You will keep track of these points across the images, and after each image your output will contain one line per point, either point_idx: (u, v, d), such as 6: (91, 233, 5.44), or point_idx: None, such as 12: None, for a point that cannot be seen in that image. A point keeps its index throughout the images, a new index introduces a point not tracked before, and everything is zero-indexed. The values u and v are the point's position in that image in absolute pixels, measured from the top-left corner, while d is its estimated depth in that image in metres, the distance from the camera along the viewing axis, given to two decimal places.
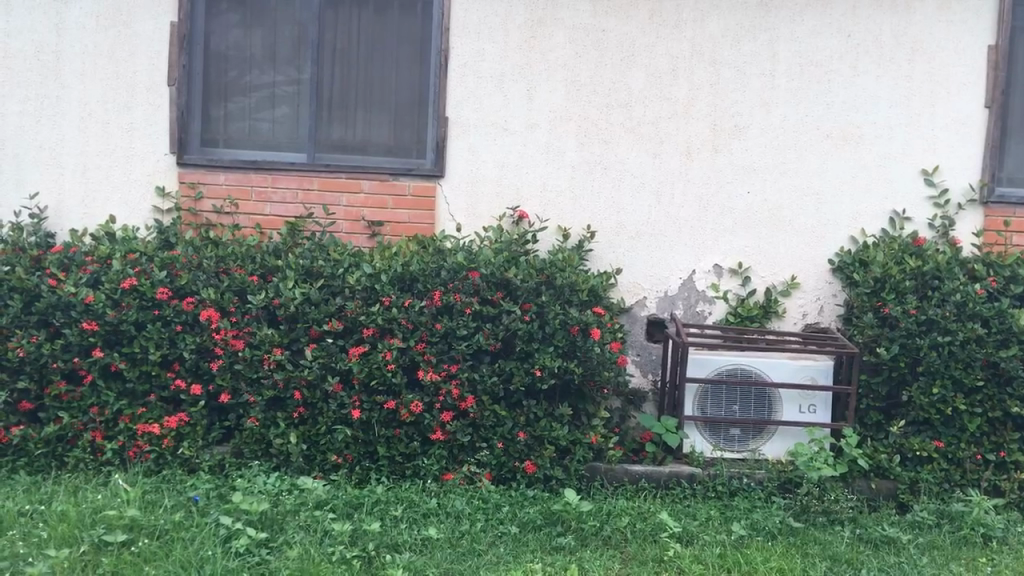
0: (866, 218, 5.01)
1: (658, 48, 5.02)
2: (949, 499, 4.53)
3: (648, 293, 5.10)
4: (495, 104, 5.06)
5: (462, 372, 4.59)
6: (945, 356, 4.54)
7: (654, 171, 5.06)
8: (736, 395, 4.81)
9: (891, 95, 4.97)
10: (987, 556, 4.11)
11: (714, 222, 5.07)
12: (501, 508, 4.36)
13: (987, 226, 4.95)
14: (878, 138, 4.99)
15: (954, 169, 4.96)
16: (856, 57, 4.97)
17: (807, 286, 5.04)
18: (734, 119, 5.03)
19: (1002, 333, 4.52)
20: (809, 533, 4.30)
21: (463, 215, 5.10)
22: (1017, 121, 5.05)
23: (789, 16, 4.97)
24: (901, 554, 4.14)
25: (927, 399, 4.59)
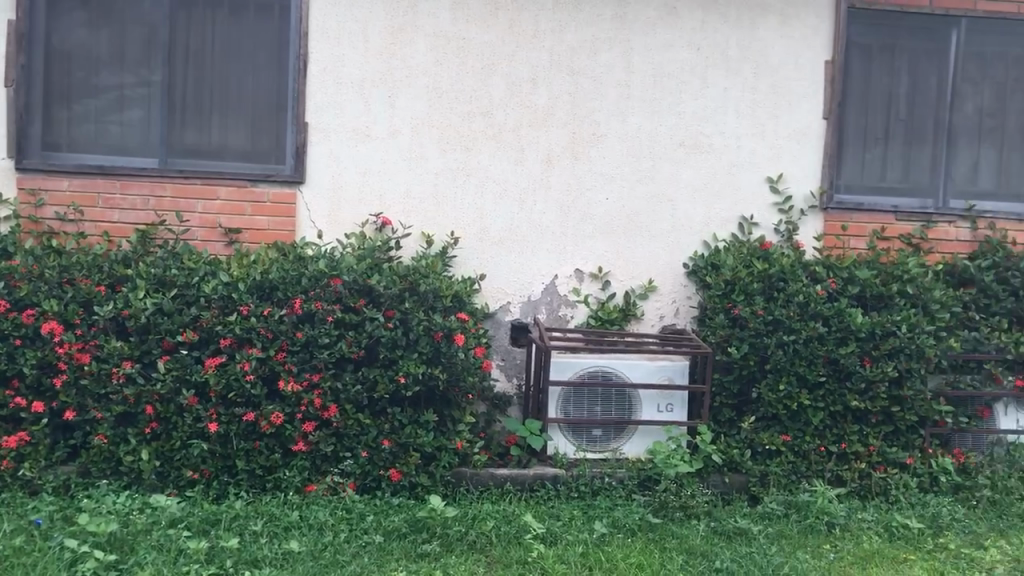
0: (717, 224, 5.22)
1: (518, 57, 5.10)
2: (796, 490, 4.77)
3: (512, 297, 5.16)
4: (356, 110, 5.02)
5: (324, 381, 4.52)
6: (790, 354, 4.80)
7: (515, 178, 5.13)
8: (598, 396, 4.93)
9: (738, 106, 5.20)
10: (830, 543, 4.38)
11: (574, 228, 5.18)
12: (365, 518, 4.31)
13: (827, 230, 5.22)
14: (727, 148, 5.21)
15: (797, 176, 5.23)
16: (705, 69, 5.18)
17: (663, 289, 5.21)
18: (592, 127, 5.16)
19: (841, 332, 4.80)
20: (667, 528, 4.45)
21: (325, 221, 5.02)
22: (853, 131, 5.29)
23: (642, 28, 5.14)
24: (751, 544, 4.33)
25: (774, 394, 4.83)
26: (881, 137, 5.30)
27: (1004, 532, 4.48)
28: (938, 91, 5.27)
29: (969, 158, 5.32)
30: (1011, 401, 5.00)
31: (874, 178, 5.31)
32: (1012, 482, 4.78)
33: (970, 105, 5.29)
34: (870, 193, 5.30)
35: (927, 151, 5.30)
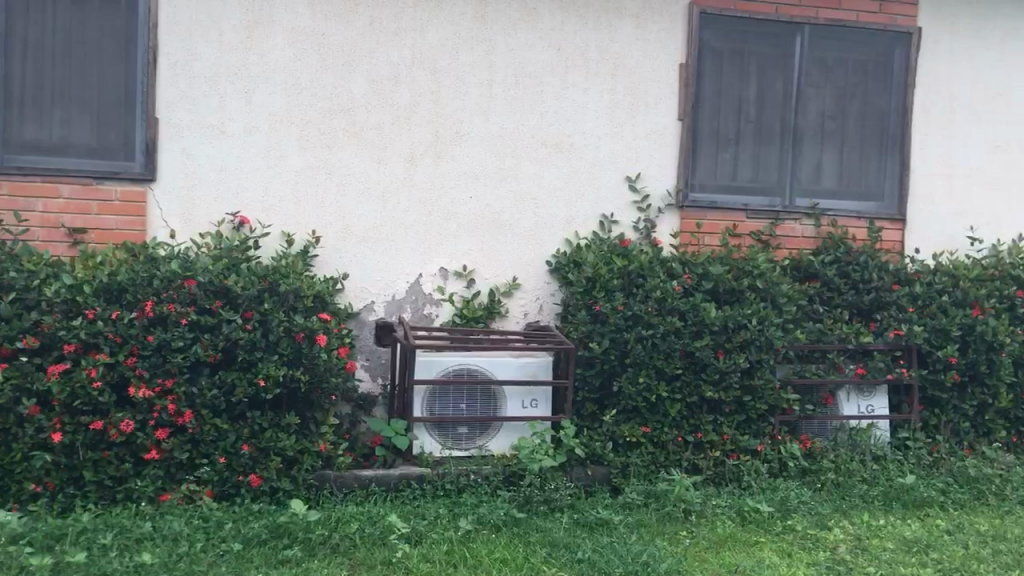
0: (578, 222, 5.33)
1: (380, 54, 5.06)
2: (656, 479, 4.92)
3: (375, 297, 5.11)
4: (210, 106, 4.87)
5: (178, 387, 4.36)
6: (648, 348, 4.94)
7: (377, 177, 5.09)
8: (463, 393, 4.95)
9: (598, 107, 5.32)
10: (686, 530, 4.54)
11: (438, 227, 5.18)
12: (223, 526, 4.19)
13: (682, 228, 5.40)
14: (587, 147, 5.32)
15: (654, 175, 5.39)
16: (566, 70, 5.27)
17: (527, 286, 5.28)
18: (454, 126, 5.17)
19: (697, 325, 4.99)
20: (531, 522, 4.50)
21: (178, 220, 4.86)
22: (707, 133, 5.47)
23: (503, 28, 5.19)
24: (612, 533, 4.44)
25: (634, 387, 4.96)
26: (732, 138, 5.49)
27: (847, 512, 4.74)
28: (784, 95, 5.50)
29: (813, 158, 5.56)
30: (852, 388, 5.28)
31: (726, 178, 5.50)
32: (854, 465, 5.02)
33: (814, 109, 5.53)
34: (723, 192, 5.49)
35: (775, 152, 5.52)
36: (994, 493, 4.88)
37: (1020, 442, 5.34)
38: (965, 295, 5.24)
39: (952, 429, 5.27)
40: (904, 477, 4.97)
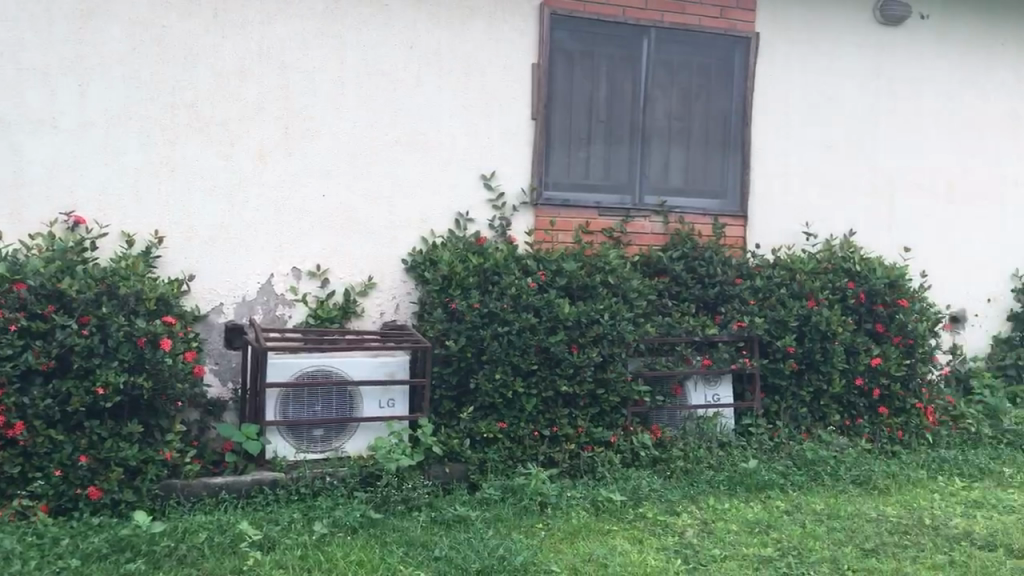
0: (434, 219, 5.32)
1: (225, 49, 4.91)
2: (513, 474, 4.97)
3: (224, 299, 4.96)
4: (40, 99, 4.62)
5: (6, 398, 4.13)
6: (504, 345, 4.99)
7: (224, 174, 4.94)
8: (318, 395, 4.87)
9: (451, 105, 5.33)
10: (542, 522, 4.61)
11: (290, 225, 5.07)
12: (60, 542, 3.98)
13: (537, 226, 5.48)
14: (441, 145, 5.32)
15: (508, 174, 5.45)
16: (418, 68, 5.26)
17: (383, 285, 5.23)
18: (305, 123, 5.07)
19: (551, 321, 5.07)
20: (388, 522, 4.47)
21: (6, 220, 4.58)
22: (559, 132, 5.56)
23: (354, 25, 5.13)
24: (469, 529, 4.45)
25: (491, 384, 4.99)
26: (584, 138, 5.60)
27: (694, 497, 4.93)
28: (633, 96, 5.65)
29: (661, 157, 5.73)
30: (700, 378, 5.49)
31: (578, 175, 5.60)
32: (701, 453, 5.24)
33: (660, 109, 5.71)
34: (576, 190, 5.59)
35: (625, 151, 5.67)
36: (829, 473, 5.16)
37: (853, 426, 5.56)
38: (801, 288, 5.52)
39: (791, 415, 5.54)
40: (747, 461, 5.20)
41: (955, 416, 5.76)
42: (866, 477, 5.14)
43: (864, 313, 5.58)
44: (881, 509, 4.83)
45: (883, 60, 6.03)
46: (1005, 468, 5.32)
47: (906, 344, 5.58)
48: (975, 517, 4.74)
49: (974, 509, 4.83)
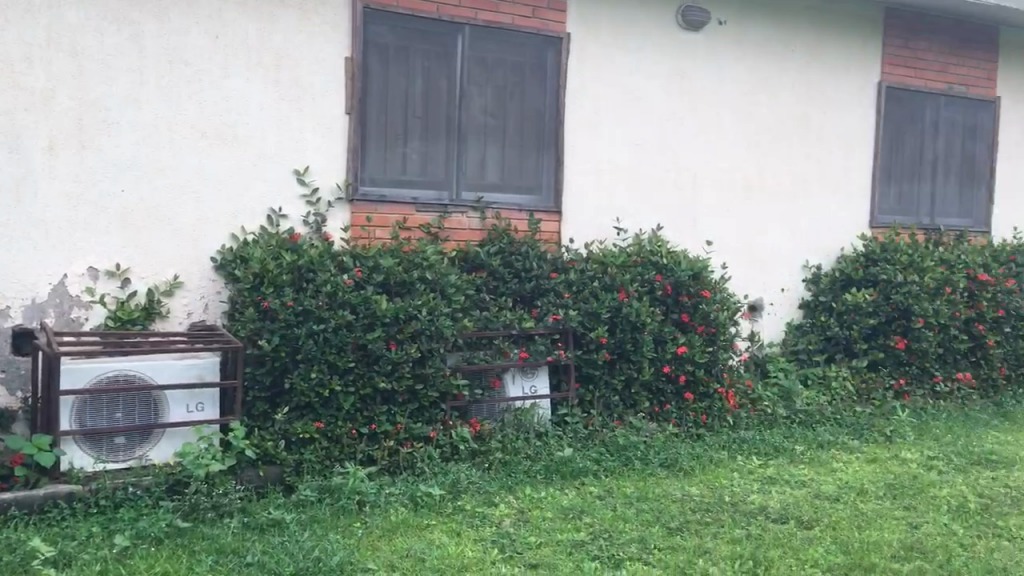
0: (244, 216, 5.16)
1: (8, 33, 4.57)
2: (330, 474, 4.91)
3: (12, 301, 4.65)
4: None
5: None
6: (320, 343, 4.90)
7: (10, 168, 4.61)
8: (119, 401, 4.63)
9: (262, 98, 5.18)
10: (360, 521, 4.56)
11: (86, 222, 4.78)
12: None
13: (353, 222, 5.43)
14: (251, 139, 5.17)
15: (322, 169, 5.35)
16: (225, 59, 5.08)
17: (190, 285, 5.03)
18: (101, 114, 4.80)
19: (368, 318, 5.02)
20: (197, 530, 4.31)
21: None
22: (375, 127, 5.51)
23: (154, 12, 4.90)
24: (284, 532, 4.35)
25: (306, 383, 4.89)
26: (400, 134, 5.58)
27: (512, 487, 5.03)
28: (448, 93, 5.68)
29: (478, 153, 5.79)
30: (517, 371, 5.61)
31: (394, 171, 5.58)
32: (519, 444, 5.35)
33: (476, 106, 5.77)
34: (393, 186, 5.57)
35: (441, 147, 5.69)
36: (639, 458, 5.38)
37: (662, 411, 5.84)
38: (613, 281, 5.73)
39: (604, 404, 5.75)
40: (562, 450, 5.36)
41: (754, 399, 6.13)
42: (673, 460, 5.40)
43: (670, 304, 5.87)
44: (686, 489, 5.09)
45: (686, 63, 6.33)
46: (797, 445, 5.71)
47: (709, 332, 5.91)
48: (770, 493, 5.08)
49: (769, 485, 5.17)
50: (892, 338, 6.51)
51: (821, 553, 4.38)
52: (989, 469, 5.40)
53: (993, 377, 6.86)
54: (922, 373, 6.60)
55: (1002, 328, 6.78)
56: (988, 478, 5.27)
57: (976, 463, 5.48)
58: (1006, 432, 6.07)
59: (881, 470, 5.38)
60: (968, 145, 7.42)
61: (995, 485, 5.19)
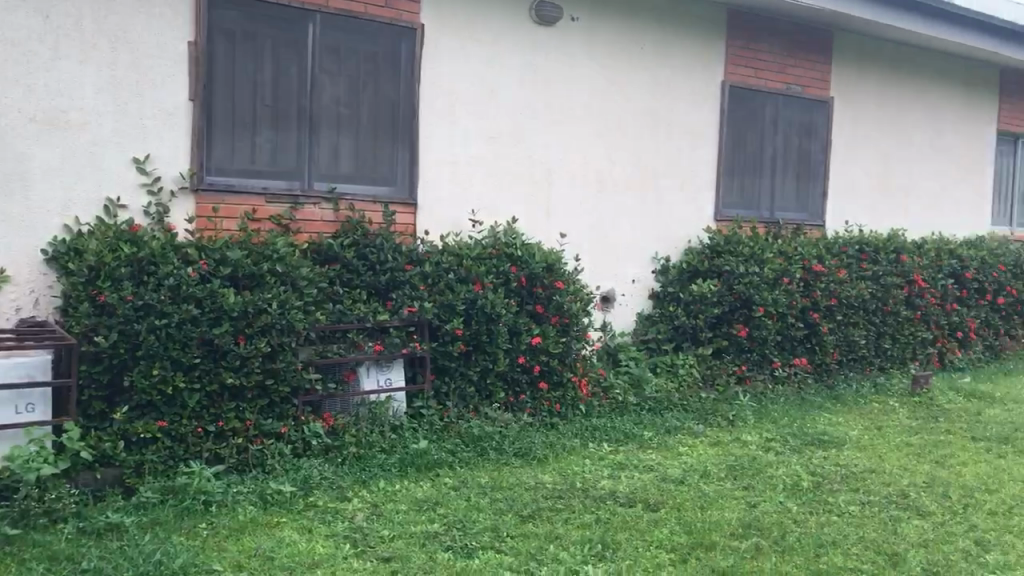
0: (79, 206, 4.90)
1: None
2: (174, 475, 4.74)
3: None
4: None
5: None
6: (163, 339, 4.71)
7: None
8: None
9: (97, 82, 4.92)
10: (205, 522, 4.42)
11: None
12: None
13: (198, 212, 5.24)
14: (86, 125, 4.90)
15: (165, 158, 5.14)
16: (56, 40, 4.80)
17: (18, 279, 4.73)
18: None
19: (215, 312, 4.86)
20: (27, 538, 4.07)
21: None
22: (222, 115, 5.33)
23: None
24: (123, 536, 4.17)
25: (147, 380, 4.70)
26: (248, 122, 5.42)
27: (366, 481, 4.99)
28: (299, 81, 5.55)
29: (331, 143, 5.69)
30: (372, 363, 5.54)
31: (243, 161, 5.41)
32: (373, 437, 5.31)
33: (328, 95, 5.66)
34: (241, 176, 5.41)
35: (292, 137, 5.56)
36: (494, 448, 5.44)
37: (517, 402, 5.92)
38: (468, 273, 5.75)
39: (459, 395, 5.77)
40: (418, 443, 5.36)
41: (605, 387, 6.30)
42: (527, 448, 5.48)
43: (525, 295, 5.96)
44: (539, 477, 5.17)
45: (540, 57, 6.42)
46: (646, 431, 5.91)
47: (562, 323, 6.03)
48: (619, 478, 5.23)
49: (619, 470, 5.33)
50: (734, 326, 6.82)
51: (667, 535, 4.54)
52: (821, 448, 5.74)
53: (826, 363, 7.24)
54: (762, 359, 6.94)
55: (835, 316, 7.22)
56: (820, 458, 5.59)
57: (810, 443, 5.81)
58: (837, 414, 6.47)
59: (724, 453, 5.64)
60: (805, 142, 7.84)
61: (827, 463, 5.52)
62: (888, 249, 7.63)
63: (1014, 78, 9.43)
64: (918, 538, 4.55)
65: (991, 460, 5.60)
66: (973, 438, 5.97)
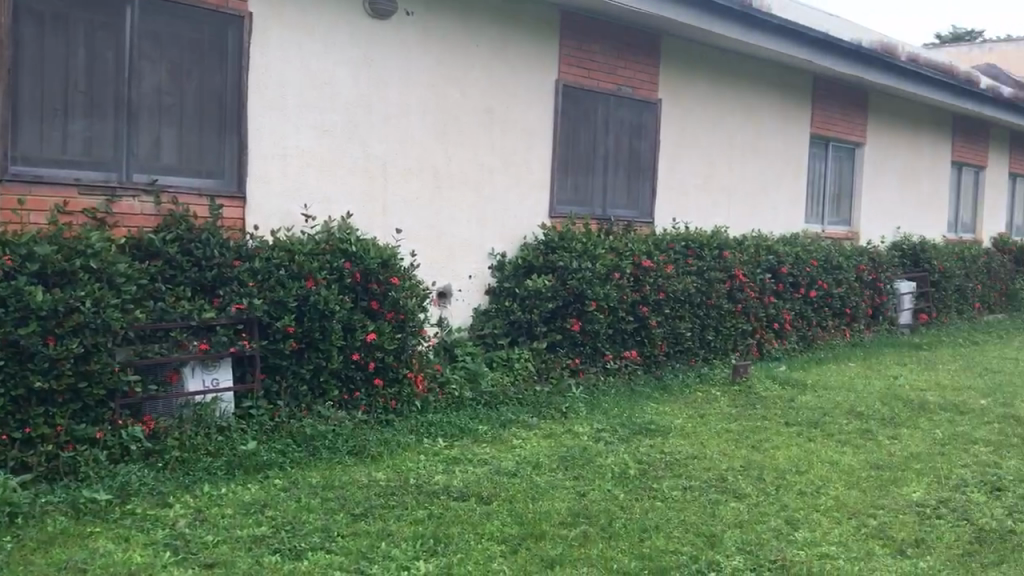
0: None
1: None
2: None
3: None
4: None
5: None
6: None
7: None
8: None
9: None
10: (9, 535, 4.13)
11: None
12: None
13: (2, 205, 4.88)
14: None
15: None
16: None
17: None
18: None
19: (20, 312, 4.55)
20: None
21: None
22: (28, 100, 4.99)
23: None
24: None
25: None
26: (58, 109, 5.10)
27: (190, 486, 4.80)
28: (116, 67, 5.27)
29: (151, 134, 5.44)
30: (198, 363, 5.32)
31: (52, 150, 5.10)
32: (198, 440, 5.12)
33: (148, 83, 5.40)
34: (50, 166, 5.09)
35: (108, 125, 5.27)
36: (326, 447, 5.36)
37: (351, 400, 5.83)
38: (300, 269, 5.61)
39: (291, 394, 5.64)
40: (246, 444, 5.21)
41: (442, 382, 6.31)
42: (361, 447, 5.42)
43: (360, 291, 5.86)
44: (372, 475, 5.12)
45: (374, 50, 6.35)
46: (481, 425, 5.98)
47: (398, 319, 5.98)
48: (453, 472, 5.25)
49: (452, 465, 5.35)
50: (568, 321, 6.98)
51: (498, 526, 4.60)
52: (648, 437, 5.96)
53: (655, 355, 7.51)
54: (594, 352, 7.14)
55: (663, 309, 7.51)
56: (647, 446, 5.81)
57: (638, 432, 6.03)
58: (664, 403, 6.74)
59: (556, 444, 5.76)
60: (635, 142, 8.12)
61: (653, 451, 5.73)
62: (711, 245, 8.03)
63: (825, 87, 10.10)
64: (735, 519, 4.80)
65: (801, 443, 5.98)
66: (786, 424, 6.36)
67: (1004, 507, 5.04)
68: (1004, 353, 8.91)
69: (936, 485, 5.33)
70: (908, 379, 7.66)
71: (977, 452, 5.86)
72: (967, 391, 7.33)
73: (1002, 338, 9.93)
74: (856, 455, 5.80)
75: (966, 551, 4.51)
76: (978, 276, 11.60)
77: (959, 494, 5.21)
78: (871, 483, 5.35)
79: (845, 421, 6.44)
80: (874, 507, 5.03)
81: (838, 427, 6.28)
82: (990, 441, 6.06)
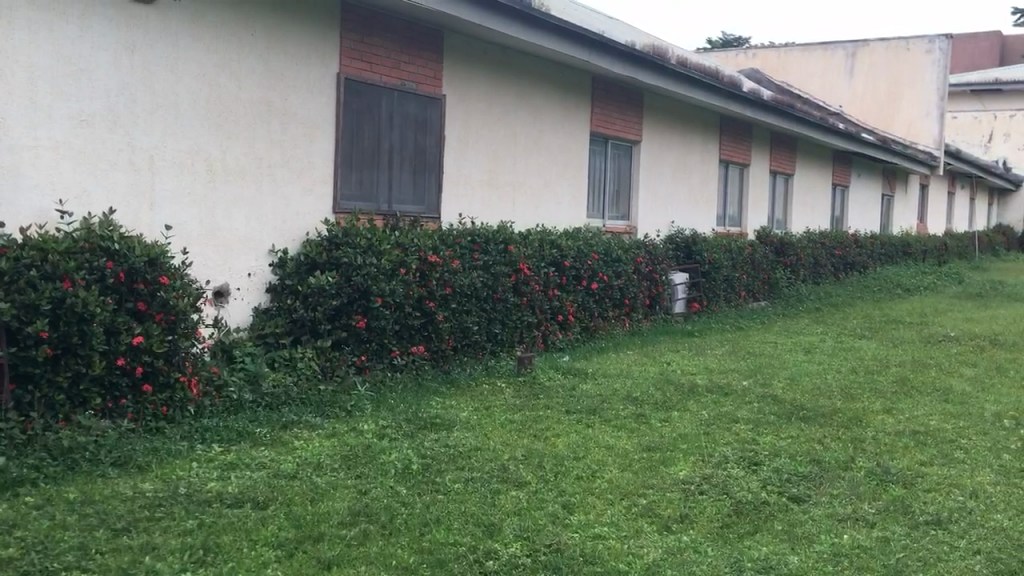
0: None
1: None
2: None
3: None
4: None
5: None
6: None
7: None
8: None
9: None
10: None
11: None
12: None
13: None
14: None
15: None
16: None
17: None
18: None
19: None
20: None
21: None
22: None
23: None
24: None
25: None
26: None
27: None
28: None
29: None
30: None
31: None
32: None
33: None
34: None
35: None
36: (86, 459, 5.02)
37: (115, 407, 5.50)
38: (54, 269, 5.20)
39: (46, 404, 5.22)
40: None
41: (218, 386, 6.08)
42: (126, 458, 5.12)
43: (124, 292, 5.54)
44: (138, 486, 4.84)
45: (136, 36, 5.99)
46: (261, 428, 5.81)
47: (167, 321, 5.70)
48: (228, 478, 5.05)
49: (229, 471, 5.14)
50: (354, 318, 6.89)
51: (273, 531, 4.46)
52: (432, 431, 5.99)
53: (442, 349, 7.57)
54: (381, 349, 7.11)
55: (450, 304, 7.59)
56: (431, 440, 5.84)
57: (422, 428, 6.05)
58: (449, 397, 6.81)
59: (338, 443, 5.68)
60: (420, 138, 8.13)
61: (437, 445, 5.77)
62: (497, 239, 8.23)
63: (605, 86, 10.55)
64: (514, 507, 4.91)
65: (579, 430, 6.21)
66: (567, 411, 6.59)
67: (759, 479, 5.44)
68: (765, 337, 9.66)
69: (700, 464, 5.68)
70: (679, 365, 8.14)
71: (737, 430, 6.31)
72: (730, 373, 7.88)
73: (764, 323, 10.78)
74: (630, 439, 6.08)
75: (724, 524, 4.82)
76: (744, 267, 12.52)
77: (720, 470, 5.57)
78: (642, 464, 5.63)
79: (620, 406, 6.75)
80: (644, 486, 5.29)
81: (614, 413, 6.58)
82: (749, 419, 6.54)
